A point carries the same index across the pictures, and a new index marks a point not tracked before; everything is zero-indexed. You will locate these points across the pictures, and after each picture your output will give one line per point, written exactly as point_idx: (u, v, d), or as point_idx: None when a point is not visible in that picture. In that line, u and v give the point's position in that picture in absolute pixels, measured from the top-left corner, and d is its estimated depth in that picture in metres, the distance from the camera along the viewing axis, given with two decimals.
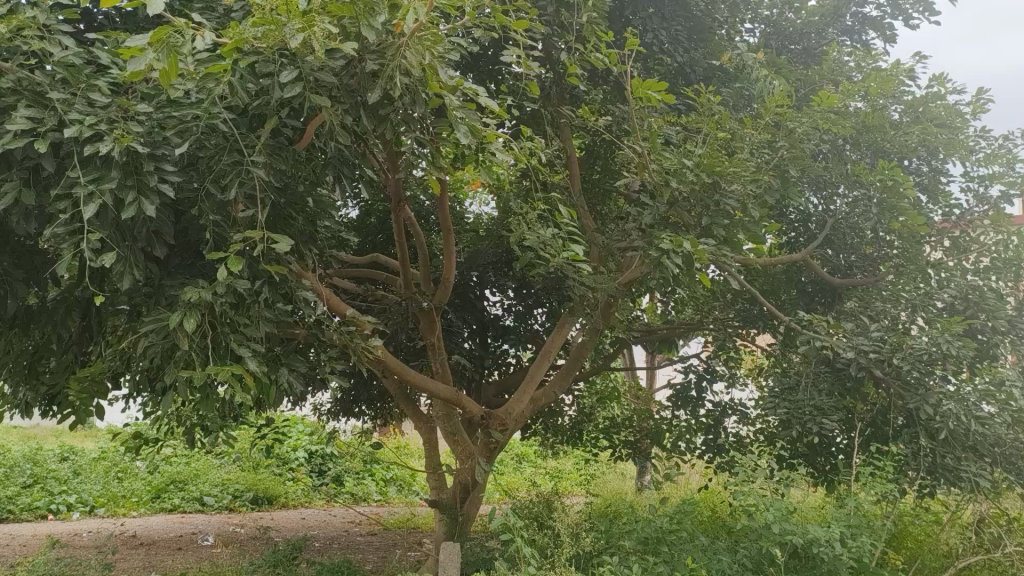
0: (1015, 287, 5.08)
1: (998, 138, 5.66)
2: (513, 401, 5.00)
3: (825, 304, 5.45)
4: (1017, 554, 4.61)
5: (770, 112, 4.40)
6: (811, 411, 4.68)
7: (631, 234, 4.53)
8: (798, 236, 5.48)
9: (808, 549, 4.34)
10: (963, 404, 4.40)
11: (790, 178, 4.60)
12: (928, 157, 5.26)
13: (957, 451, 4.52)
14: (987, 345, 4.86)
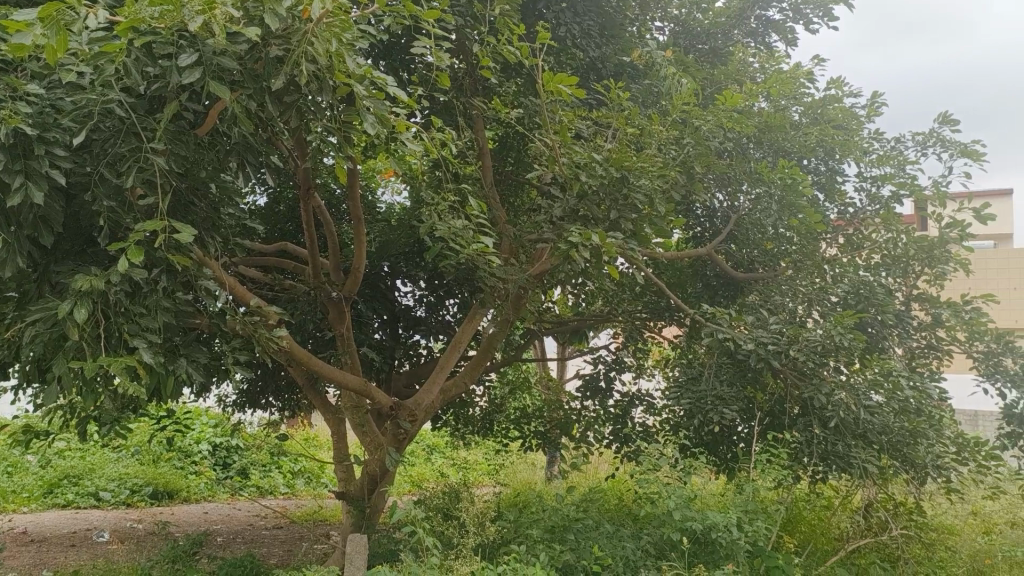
0: (903, 282, 5.35)
1: (891, 140, 5.91)
2: (423, 392, 4.98)
3: (728, 297, 5.63)
4: (902, 536, 4.87)
5: (677, 109, 4.49)
6: (713, 400, 4.89)
7: (542, 227, 4.58)
8: (703, 231, 5.63)
9: (707, 534, 4.48)
10: (855, 394, 4.63)
11: (696, 175, 4.73)
12: (825, 157, 5.44)
13: (847, 439, 4.73)
14: (877, 338, 5.14)
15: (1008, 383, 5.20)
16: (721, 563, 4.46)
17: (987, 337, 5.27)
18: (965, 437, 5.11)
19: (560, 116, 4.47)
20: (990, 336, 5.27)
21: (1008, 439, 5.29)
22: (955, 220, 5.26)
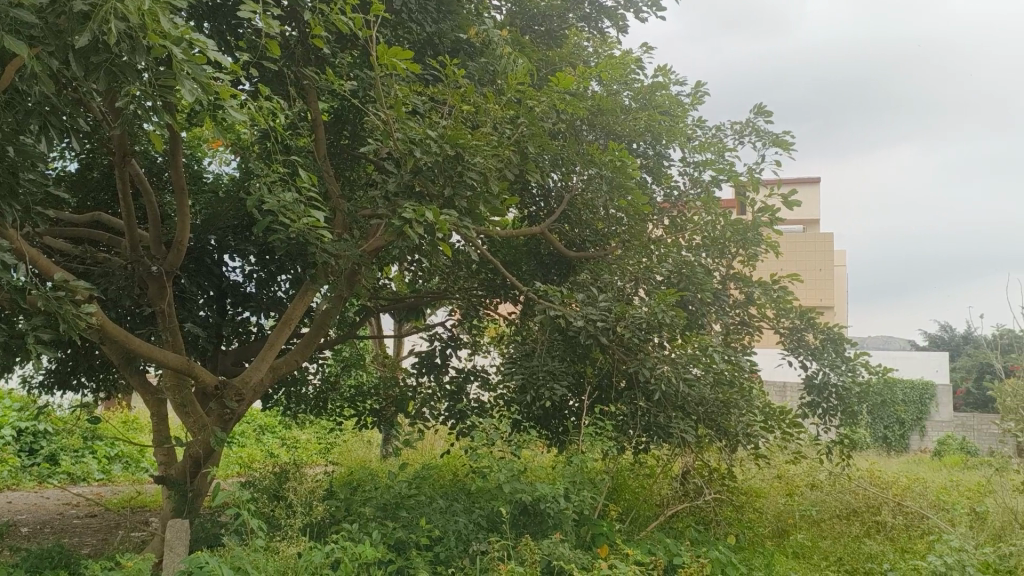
0: (720, 262, 5.69)
1: (712, 128, 6.24)
2: (251, 370, 4.80)
3: (560, 275, 5.79)
4: (715, 500, 5.22)
5: (512, 89, 4.53)
6: (545, 375, 5.02)
7: (376, 202, 4.52)
8: (538, 210, 5.74)
9: (536, 506, 4.63)
10: (675, 369, 4.88)
11: (529, 154, 4.81)
12: (653, 142, 5.67)
13: (668, 411, 4.99)
14: (696, 315, 5.45)
15: (809, 357, 5.65)
16: (549, 532, 4.60)
17: (792, 314, 5.70)
18: (772, 406, 5.52)
19: (395, 91, 4.40)
20: (794, 313, 5.71)
21: (808, 408, 5.75)
22: (767, 205, 5.62)
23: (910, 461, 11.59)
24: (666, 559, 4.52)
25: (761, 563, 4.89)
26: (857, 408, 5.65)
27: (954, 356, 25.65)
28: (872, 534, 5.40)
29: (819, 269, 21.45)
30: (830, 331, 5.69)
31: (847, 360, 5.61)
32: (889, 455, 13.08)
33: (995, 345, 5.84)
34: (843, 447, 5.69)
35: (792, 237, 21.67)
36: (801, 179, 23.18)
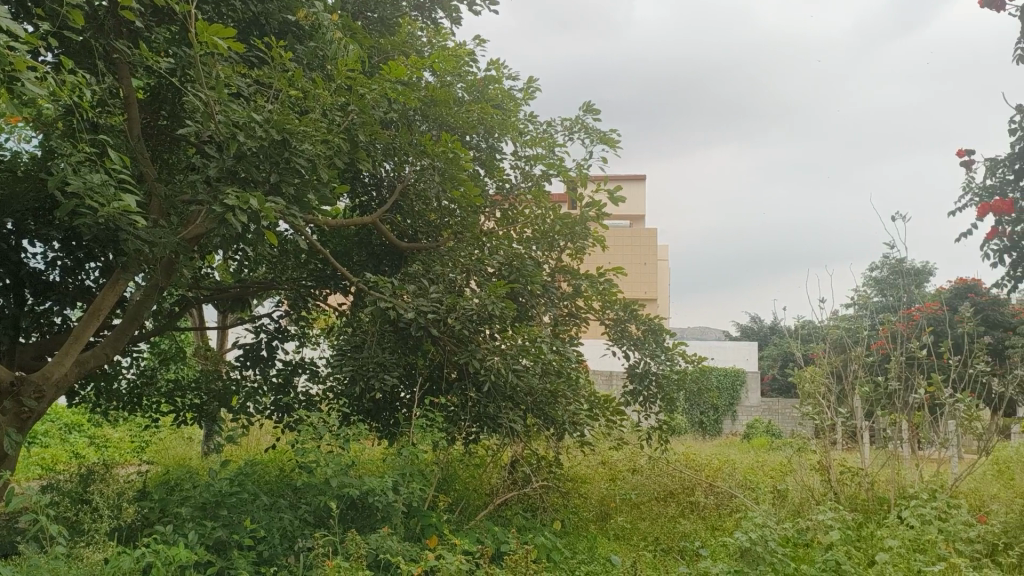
0: (549, 255, 5.83)
1: (543, 124, 6.36)
2: (53, 364, 4.43)
3: (392, 266, 5.76)
4: (542, 487, 5.38)
5: (342, 75, 4.42)
6: (375, 367, 4.99)
7: (196, 187, 4.27)
8: (370, 200, 5.68)
9: (364, 499, 4.57)
10: (505, 360, 4.96)
11: (359, 143, 4.72)
12: (485, 135, 5.75)
13: (498, 401, 5.11)
14: (525, 307, 5.58)
15: (631, 347, 5.94)
16: (377, 525, 4.56)
17: (616, 306, 5.93)
18: (597, 395, 5.76)
19: (217, 71, 4.20)
20: (618, 306, 5.95)
21: (630, 396, 6.01)
22: (594, 200, 5.79)
23: (719, 444, 12.48)
24: (493, 547, 4.61)
25: (585, 546, 5.07)
26: (674, 395, 5.99)
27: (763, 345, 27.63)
28: (686, 514, 5.71)
29: (640, 260, 22.73)
30: (651, 322, 5.97)
31: (666, 350, 5.91)
32: (701, 439, 14.01)
33: (796, 336, 6.32)
34: (662, 433, 5.98)
35: (616, 230, 22.75)
36: (627, 176, 24.25)
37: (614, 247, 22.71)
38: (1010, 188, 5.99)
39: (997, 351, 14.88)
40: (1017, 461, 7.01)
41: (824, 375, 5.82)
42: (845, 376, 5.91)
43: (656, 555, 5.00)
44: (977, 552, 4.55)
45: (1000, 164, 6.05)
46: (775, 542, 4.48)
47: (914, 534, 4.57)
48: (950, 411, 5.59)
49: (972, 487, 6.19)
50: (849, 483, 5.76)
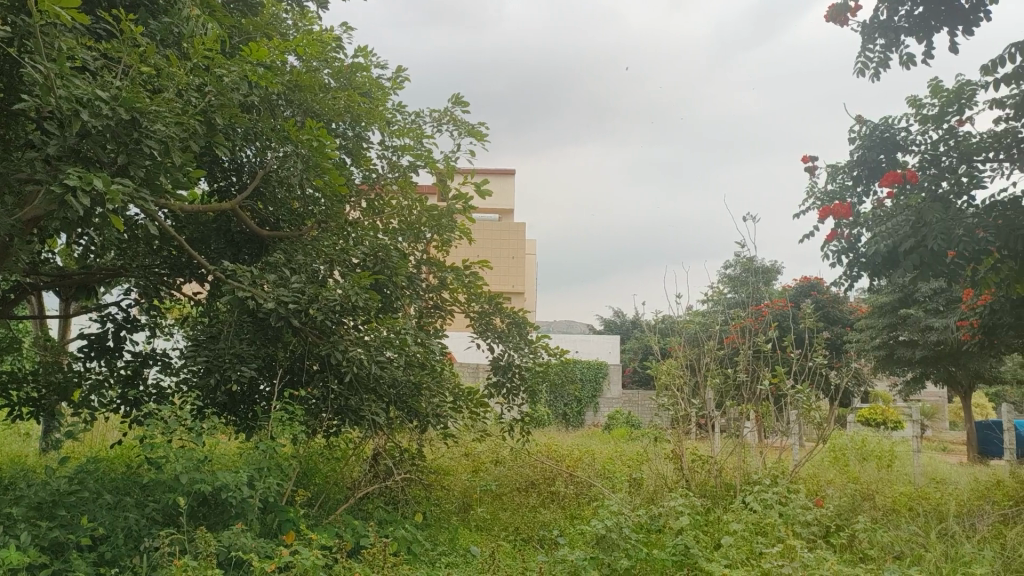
0: (415, 247, 5.82)
1: (411, 115, 6.34)
2: None
3: (252, 255, 5.58)
4: (404, 480, 5.39)
5: (199, 54, 4.24)
6: (230, 358, 4.78)
7: (33, 165, 3.98)
8: (229, 185, 5.48)
9: (217, 495, 4.41)
10: (368, 352, 4.92)
11: (217, 126, 4.52)
12: (352, 123, 5.66)
13: (361, 394, 5.02)
14: (390, 299, 5.53)
15: (495, 339, 6.05)
16: (230, 522, 4.42)
17: (482, 299, 6.00)
18: (461, 387, 5.81)
19: (60, 43, 3.92)
20: (484, 298, 6.02)
21: (494, 388, 6.15)
22: (460, 193, 5.80)
23: (578, 434, 12.82)
24: (352, 541, 4.54)
25: (446, 538, 5.09)
26: (538, 386, 6.12)
27: (626, 339, 28.57)
28: (546, 503, 5.82)
29: (509, 254, 23.00)
30: (515, 315, 6.07)
31: (529, 343, 6.03)
32: (562, 430, 14.35)
33: (654, 330, 6.57)
34: (524, 424, 6.09)
35: (486, 224, 22.93)
36: (496, 170, 24.50)
37: (483, 240, 22.88)
38: (849, 194, 6.43)
39: (837, 346, 15.95)
40: (850, 448, 7.56)
41: (680, 367, 6.08)
42: (699, 368, 6.17)
43: (515, 544, 5.08)
44: (814, 534, 4.85)
45: (840, 171, 6.48)
46: (630, 528, 4.63)
47: (757, 518, 4.82)
48: (792, 401, 5.94)
49: (810, 472, 6.62)
50: (700, 470, 6.03)
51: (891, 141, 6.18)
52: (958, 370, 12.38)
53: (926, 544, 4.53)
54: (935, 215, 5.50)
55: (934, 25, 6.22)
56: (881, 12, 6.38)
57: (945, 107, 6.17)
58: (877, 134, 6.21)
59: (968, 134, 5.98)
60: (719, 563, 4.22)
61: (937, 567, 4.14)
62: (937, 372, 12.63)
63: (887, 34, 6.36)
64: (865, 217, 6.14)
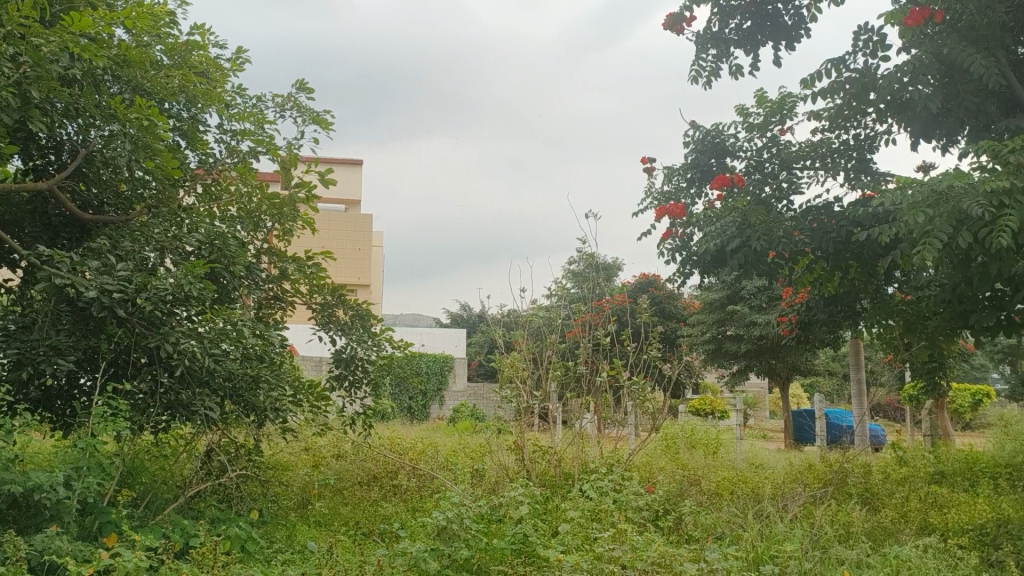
0: (255, 236, 5.63)
1: (252, 99, 6.13)
2: None
3: (72, 240, 5.23)
4: (239, 477, 5.22)
5: (13, 20, 3.92)
6: (46, 351, 4.49)
7: None
8: (47, 164, 5.10)
9: (29, 496, 4.10)
10: (202, 345, 4.64)
11: (32, 99, 4.19)
12: (187, 104, 5.40)
13: (192, 388, 4.80)
14: (226, 289, 5.33)
15: (338, 332, 5.96)
16: (43, 526, 4.13)
17: (324, 291, 5.90)
18: (302, 381, 5.68)
19: None
20: (327, 290, 5.93)
21: (335, 381, 6.06)
22: (304, 181, 5.61)
23: (422, 427, 12.78)
24: (181, 542, 4.34)
25: (282, 535, 4.96)
26: (381, 379, 6.10)
27: (471, 332, 28.83)
28: (388, 497, 5.80)
29: (355, 246, 22.64)
30: (358, 307, 6.02)
31: (372, 336, 6.00)
32: (404, 422, 14.25)
33: (498, 323, 6.66)
34: (367, 418, 6.04)
35: (331, 214, 22.46)
36: (342, 159, 24.06)
37: (328, 230, 22.41)
38: (683, 195, 6.76)
39: (672, 340, 16.75)
40: (680, 437, 7.96)
41: (523, 360, 6.19)
42: (541, 361, 6.32)
43: (355, 539, 5.02)
44: (644, 518, 5.06)
45: (675, 173, 6.82)
46: (470, 519, 4.67)
47: (592, 505, 4.98)
48: (628, 393, 6.18)
49: (643, 460, 6.93)
50: (540, 460, 6.18)
51: (721, 146, 6.54)
52: (778, 363, 13.29)
53: (744, 525, 4.84)
54: (759, 217, 5.87)
55: (761, 39, 6.70)
56: (714, 23, 6.75)
57: (769, 116, 6.59)
58: (709, 139, 6.56)
59: (789, 143, 6.42)
60: (556, 550, 4.33)
61: (753, 546, 4.43)
62: (759, 365, 13.51)
63: (719, 44, 6.73)
64: (696, 217, 6.47)
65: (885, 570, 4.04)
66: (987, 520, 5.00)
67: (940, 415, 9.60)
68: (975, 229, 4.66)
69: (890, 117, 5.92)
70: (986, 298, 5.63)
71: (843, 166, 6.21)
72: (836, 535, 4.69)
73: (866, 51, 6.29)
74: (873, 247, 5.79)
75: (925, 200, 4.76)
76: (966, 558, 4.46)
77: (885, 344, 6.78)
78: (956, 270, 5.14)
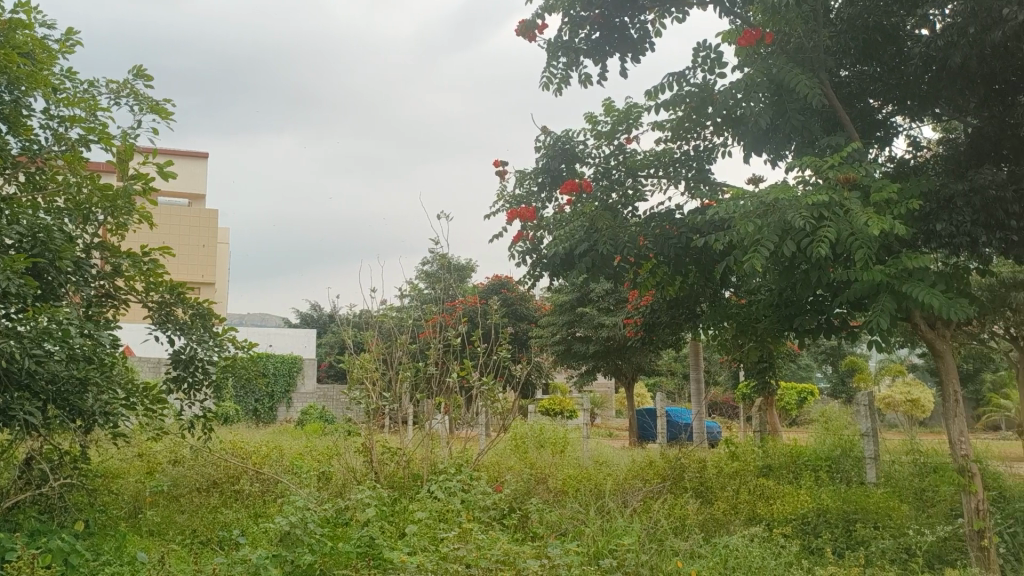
0: (84, 229, 5.29)
1: (83, 84, 5.78)
2: None
3: None
4: (65, 486, 4.91)
5: None
6: None
7: None
8: None
9: None
10: (23, 346, 4.29)
11: None
12: (9, 86, 5.01)
13: (11, 391, 4.48)
14: (51, 286, 4.99)
15: (176, 332, 5.73)
16: None
17: (162, 288, 5.63)
18: (135, 383, 5.39)
19: None
20: (165, 288, 5.66)
21: (174, 383, 5.84)
22: (141, 173, 5.31)
23: (267, 430, 12.40)
24: None
25: (111, 546, 4.69)
26: (223, 381, 5.98)
27: (320, 333, 28.24)
28: (228, 503, 5.63)
29: (199, 243, 21.71)
30: (199, 306, 5.79)
31: (214, 336, 5.80)
32: (245, 425, 13.74)
33: (348, 324, 6.58)
34: (207, 421, 5.76)
35: (174, 209, 21.44)
36: (186, 152, 23.03)
37: (169, 225, 21.38)
38: (534, 199, 6.90)
39: (523, 342, 17.06)
40: (529, 436, 8.13)
41: (373, 361, 6.13)
42: (391, 362, 6.29)
43: (191, 548, 4.82)
44: (491, 517, 5.12)
45: (527, 177, 6.94)
46: (314, 523, 4.57)
47: (439, 506, 4.99)
48: (478, 393, 6.25)
49: (492, 459, 7.01)
50: (389, 462, 6.14)
51: (571, 152, 6.73)
52: (624, 364, 13.79)
53: (586, 521, 5.00)
54: (605, 223, 6.07)
55: (609, 51, 6.94)
56: (564, 32, 6.93)
57: (616, 125, 6.82)
58: (559, 145, 6.72)
59: (634, 152, 6.67)
60: (400, 552, 4.30)
61: (593, 540, 4.57)
62: (605, 366, 13.97)
63: (569, 53, 6.91)
64: (547, 221, 6.63)
65: (713, 560, 4.25)
66: (809, 509, 5.49)
67: (769, 411, 10.24)
68: (798, 239, 5.01)
69: (726, 130, 6.26)
70: (808, 302, 6.06)
71: (683, 175, 6.53)
72: (671, 527, 4.93)
73: (705, 67, 6.62)
74: (709, 253, 6.11)
75: (754, 210, 5.07)
76: (786, 546, 4.78)
77: (721, 345, 7.17)
78: (782, 276, 5.51)
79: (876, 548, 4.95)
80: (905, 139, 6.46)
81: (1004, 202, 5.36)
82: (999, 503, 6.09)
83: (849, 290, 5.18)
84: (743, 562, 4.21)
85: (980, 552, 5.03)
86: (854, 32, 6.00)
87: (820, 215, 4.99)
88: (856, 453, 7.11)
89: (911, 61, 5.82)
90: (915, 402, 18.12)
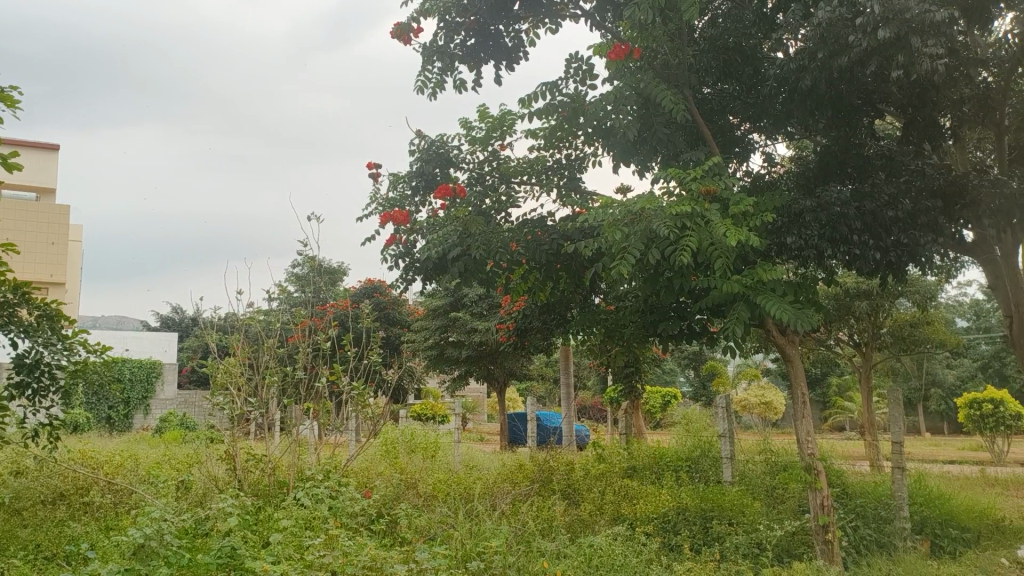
0: None
1: None
2: None
3: None
4: None
5: None
6: None
7: None
8: None
9: None
10: None
11: None
12: None
13: None
14: None
15: (20, 334, 5.33)
16: None
17: (5, 288, 5.25)
18: None
19: None
20: (8, 287, 5.27)
21: (16, 389, 5.45)
22: None
23: (120, 438, 11.77)
24: None
25: None
26: (73, 387, 5.68)
27: (182, 337, 27.11)
28: (77, 516, 5.33)
29: (49, 240, 20.44)
30: (47, 307, 5.44)
31: (63, 339, 5.48)
32: (97, 432, 13.01)
33: (212, 326, 6.34)
34: (54, 429, 5.39)
35: (21, 203, 20.10)
36: (35, 143, 21.64)
37: (15, 220, 20.02)
38: (407, 202, 6.88)
39: (395, 347, 16.95)
40: (400, 442, 8.08)
41: (238, 365, 5.93)
42: (257, 366, 6.11)
43: (33, 564, 4.52)
44: (360, 523, 5.06)
45: (400, 180, 6.91)
46: (172, 533, 4.37)
47: (306, 513, 4.87)
48: (348, 398, 6.15)
49: (361, 465, 6.93)
50: (253, 470, 5.95)
51: (445, 157, 6.75)
52: (496, 369, 13.93)
53: (455, 524, 5.00)
54: (479, 228, 6.12)
55: (483, 57, 7.02)
56: (439, 37, 6.94)
57: (491, 131, 6.89)
58: (434, 150, 6.73)
59: (508, 158, 6.77)
60: (263, 561, 4.16)
61: (462, 542, 4.58)
62: (477, 370, 14.06)
63: (444, 58, 6.93)
64: (420, 225, 6.61)
65: (578, 559, 4.34)
66: (669, 508, 5.69)
67: (635, 415, 10.58)
68: (663, 248, 5.21)
69: (596, 141, 6.44)
70: (671, 309, 6.31)
71: (555, 183, 6.67)
72: (537, 528, 5.02)
73: (577, 78, 6.79)
74: (579, 260, 6.27)
75: (622, 219, 5.22)
76: (648, 543, 4.95)
77: (589, 349, 7.35)
78: (647, 283, 5.70)
79: (730, 544, 5.21)
80: (761, 155, 6.84)
81: (847, 217, 5.78)
82: (841, 498, 6.51)
83: (708, 298, 5.43)
84: (607, 560, 4.32)
85: (824, 545, 5.36)
86: (715, 52, 6.31)
87: (682, 225, 5.21)
88: (714, 453, 7.44)
89: (767, 81, 6.17)
90: (769, 404, 19.15)
